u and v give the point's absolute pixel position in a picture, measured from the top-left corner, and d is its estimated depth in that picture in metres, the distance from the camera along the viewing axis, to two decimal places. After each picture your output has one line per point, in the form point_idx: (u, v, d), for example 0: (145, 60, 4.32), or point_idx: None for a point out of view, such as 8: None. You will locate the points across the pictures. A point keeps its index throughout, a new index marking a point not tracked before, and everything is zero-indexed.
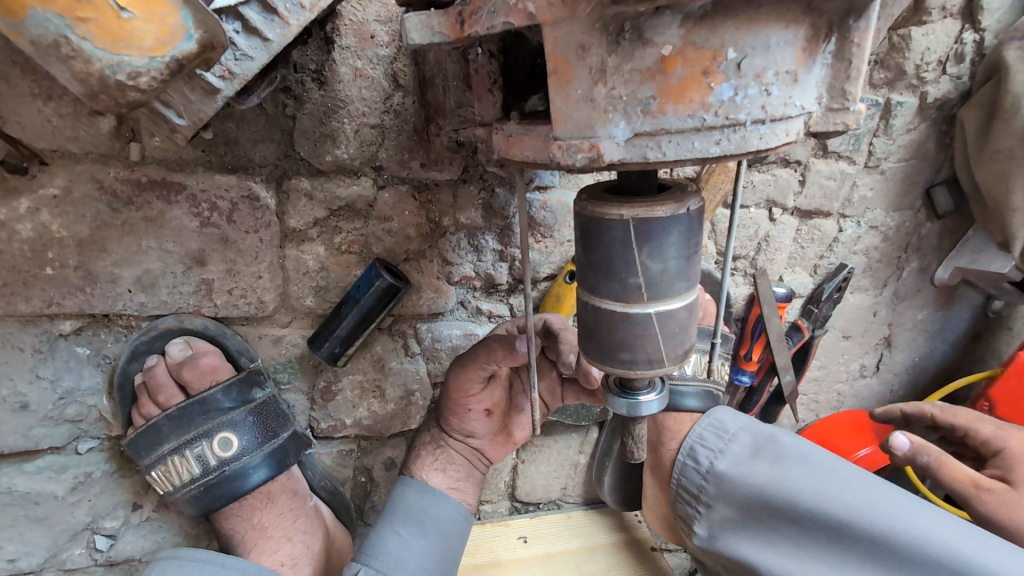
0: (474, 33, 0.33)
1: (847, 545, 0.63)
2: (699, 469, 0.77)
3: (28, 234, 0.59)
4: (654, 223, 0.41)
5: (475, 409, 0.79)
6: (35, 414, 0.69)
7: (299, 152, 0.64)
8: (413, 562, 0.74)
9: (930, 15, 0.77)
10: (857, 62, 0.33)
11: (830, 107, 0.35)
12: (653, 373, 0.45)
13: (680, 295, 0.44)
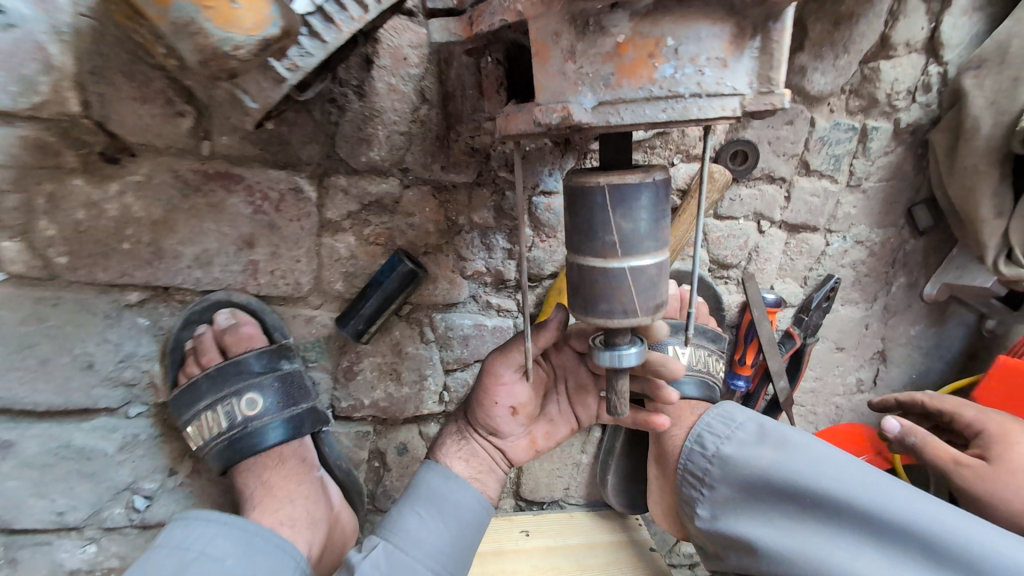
0: (480, 30, 0.44)
1: (842, 522, 0.67)
2: (705, 453, 0.80)
3: (114, 214, 0.71)
4: (626, 188, 0.50)
5: (501, 405, 0.83)
6: (99, 374, 0.80)
7: (340, 154, 0.75)
8: (429, 543, 0.79)
9: (897, 49, 0.86)
10: (777, 54, 0.42)
11: (760, 91, 0.43)
12: (629, 322, 0.53)
13: (651, 255, 0.52)
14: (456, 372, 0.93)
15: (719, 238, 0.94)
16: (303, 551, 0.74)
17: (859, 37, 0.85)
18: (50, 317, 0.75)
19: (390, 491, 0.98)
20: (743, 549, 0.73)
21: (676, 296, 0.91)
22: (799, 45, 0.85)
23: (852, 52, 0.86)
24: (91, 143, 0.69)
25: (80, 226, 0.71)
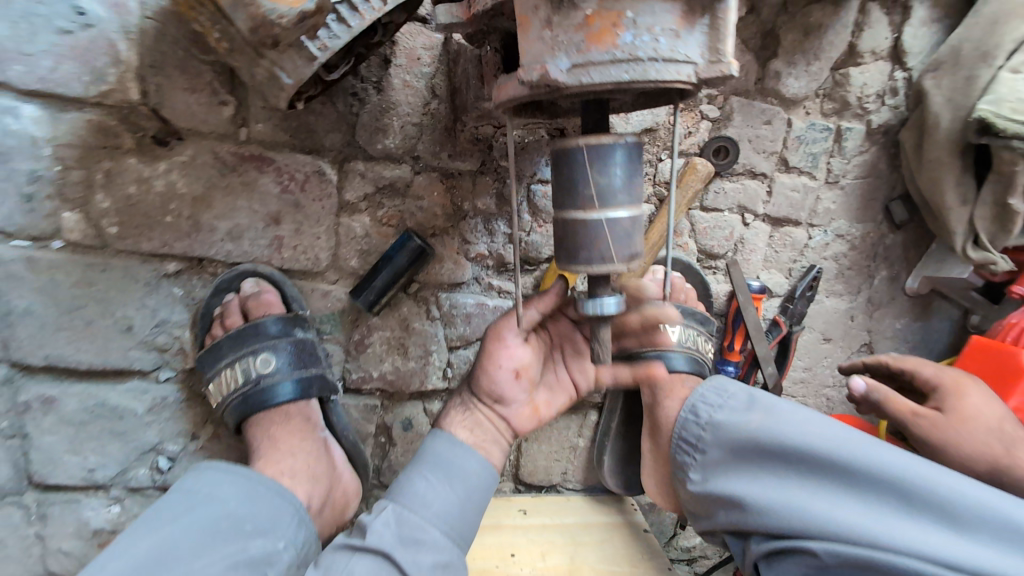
0: (476, 11, 0.53)
1: (824, 477, 0.70)
2: (698, 421, 0.84)
3: (160, 189, 0.81)
4: (601, 148, 0.58)
5: (504, 368, 0.87)
6: (135, 337, 0.88)
7: (359, 142, 0.85)
8: (439, 505, 0.81)
9: (864, 57, 0.95)
10: (723, 30, 0.51)
11: (711, 60, 0.52)
12: (606, 269, 0.60)
13: (625, 208, 0.59)
14: (459, 350, 1.00)
15: (706, 228, 1.01)
16: (303, 501, 0.79)
17: (828, 46, 0.94)
18: (97, 282, 0.84)
19: (394, 466, 1.04)
20: (728, 506, 0.77)
21: (666, 281, 0.98)
22: (774, 52, 0.94)
23: (823, 59, 0.94)
24: (146, 127, 0.79)
25: (131, 200, 0.81)
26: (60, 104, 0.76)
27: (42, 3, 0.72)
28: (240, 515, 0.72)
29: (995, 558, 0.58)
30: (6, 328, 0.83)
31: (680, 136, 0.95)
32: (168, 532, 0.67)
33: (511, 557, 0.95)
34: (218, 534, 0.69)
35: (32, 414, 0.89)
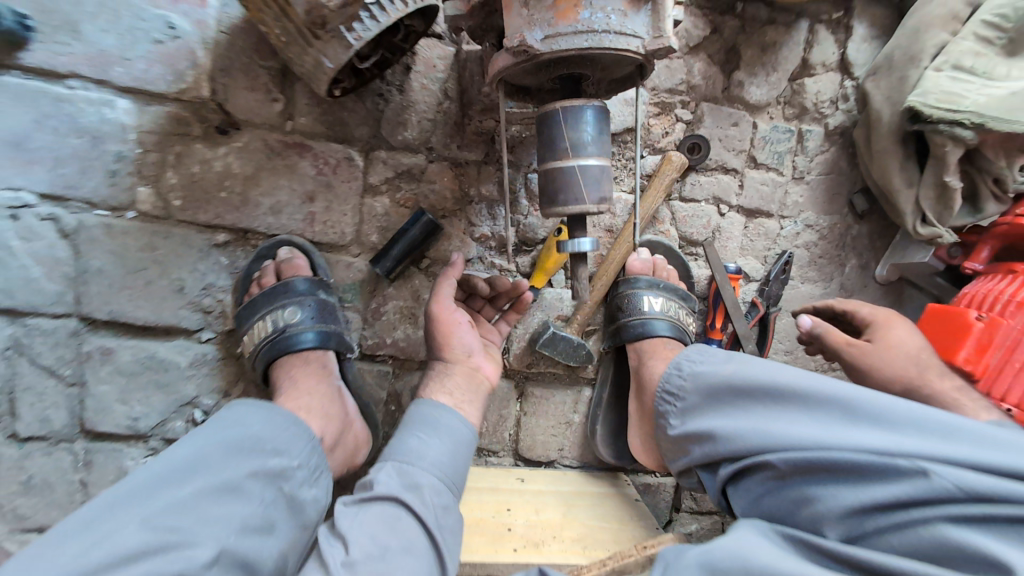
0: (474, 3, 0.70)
1: (783, 407, 0.76)
2: (680, 373, 0.93)
3: (219, 169, 0.98)
4: (573, 108, 0.73)
5: (461, 322, 1.01)
6: (185, 298, 1.02)
7: (383, 134, 1.02)
8: (433, 456, 0.87)
9: (816, 69, 1.10)
10: (663, 12, 0.66)
11: (654, 36, 0.67)
12: (580, 209, 0.73)
13: (594, 157, 0.73)
14: None
15: (685, 217, 1.14)
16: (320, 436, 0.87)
17: (784, 59, 1.09)
18: (159, 247, 0.99)
19: None
20: (700, 442, 0.84)
21: (649, 260, 1.09)
22: (737, 65, 1.09)
23: (781, 71, 1.10)
24: (211, 119, 0.97)
25: (194, 178, 0.98)
26: (146, 99, 0.95)
27: (142, 20, 0.92)
28: (260, 435, 0.79)
29: (929, 449, 0.62)
30: (80, 284, 0.99)
31: (658, 135, 1.10)
32: (196, 443, 0.75)
33: (507, 511, 1.02)
34: (239, 447, 0.76)
35: (91, 363, 1.02)
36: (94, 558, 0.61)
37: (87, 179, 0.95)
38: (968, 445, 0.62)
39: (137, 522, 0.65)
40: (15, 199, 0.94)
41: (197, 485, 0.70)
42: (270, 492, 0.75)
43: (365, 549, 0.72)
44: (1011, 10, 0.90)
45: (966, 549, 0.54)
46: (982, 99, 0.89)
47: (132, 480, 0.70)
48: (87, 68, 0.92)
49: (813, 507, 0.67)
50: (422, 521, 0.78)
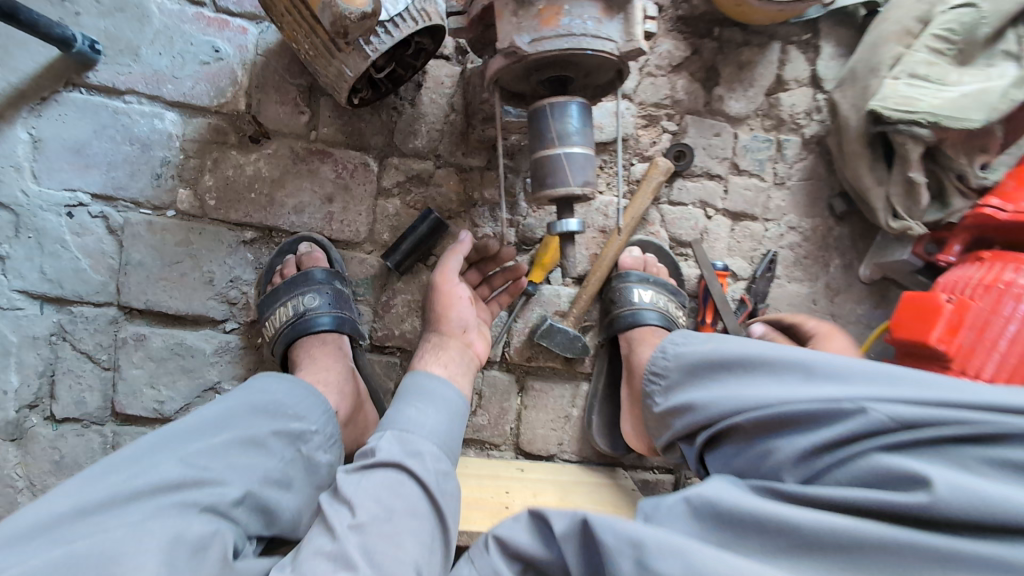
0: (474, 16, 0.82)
1: (751, 375, 0.83)
2: (663, 355, 1.01)
3: (250, 173, 1.10)
4: (558, 104, 0.84)
5: (462, 297, 1.07)
6: (214, 289, 1.13)
7: (396, 142, 1.14)
8: (430, 423, 0.88)
9: (790, 84, 1.21)
10: (633, 20, 0.79)
11: (626, 40, 0.79)
12: (567, 191, 0.84)
13: (579, 147, 0.84)
14: None
15: (673, 219, 1.22)
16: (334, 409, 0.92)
17: (760, 76, 1.20)
18: (194, 242, 1.10)
19: None
20: (681, 414, 0.92)
21: (639, 258, 1.18)
22: (716, 81, 1.20)
23: (757, 86, 1.20)
24: (245, 129, 1.10)
25: (228, 180, 1.10)
26: (191, 112, 1.08)
27: (192, 45, 1.07)
28: (282, 402, 0.82)
29: (868, 391, 0.70)
30: (121, 275, 1.09)
31: (646, 144, 1.19)
32: (225, 402, 0.78)
33: (506, 492, 1.06)
34: (265, 408, 0.80)
35: (125, 349, 1.11)
36: (137, 487, 0.65)
37: (135, 181, 1.08)
38: (900, 385, 0.70)
39: (173, 463, 0.69)
40: (72, 198, 1.07)
41: (228, 436, 0.74)
42: (289, 452, 0.79)
43: (371, 511, 0.72)
44: (958, 24, 0.99)
45: (896, 473, 0.64)
46: (936, 101, 0.97)
47: (166, 429, 0.73)
48: (143, 86, 1.06)
49: (773, 455, 0.75)
50: (425, 486, 0.78)
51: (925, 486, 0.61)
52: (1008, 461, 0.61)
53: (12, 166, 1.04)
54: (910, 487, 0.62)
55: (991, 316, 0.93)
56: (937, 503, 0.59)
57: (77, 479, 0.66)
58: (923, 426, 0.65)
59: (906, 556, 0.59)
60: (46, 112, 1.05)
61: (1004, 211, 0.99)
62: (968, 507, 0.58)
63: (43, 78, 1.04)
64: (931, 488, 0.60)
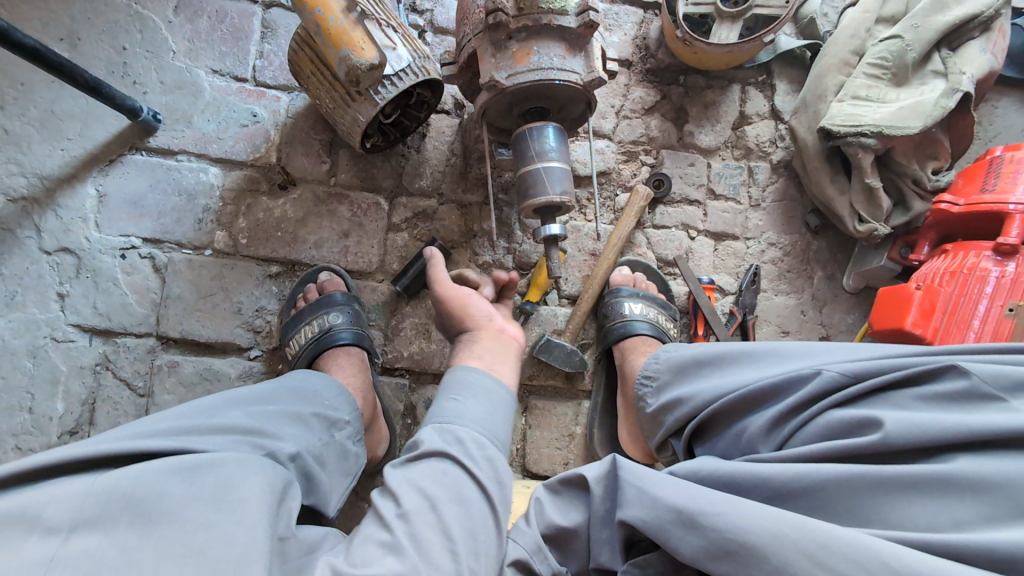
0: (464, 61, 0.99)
1: (731, 366, 0.86)
2: (654, 361, 1.02)
3: (278, 215, 1.27)
4: (536, 127, 1.00)
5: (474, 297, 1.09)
6: (241, 317, 1.25)
7: (404, 184, 1.31)
8: (468, 413, 0.85)
9: (752, 118, 1.36)
10: (592, 55, 0.95)
11: (589, 71, 0.95)
12: (549, 199, 0.97)
13: (557, 163, 0.99)
14: None
15: (658, 241, 1.32)
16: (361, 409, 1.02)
17: (724, 113, 1.35)
18: (226, 276, 1.24)
19: None
20: (673, 408, 0.91)
21: (629, 276, 1.27)
22: (686, 119, 1.35)
23: (723, 121, 1.35)
24: (275, 179, 1.28)
25: (259, 222, 1.26)
26: (230, 166, 1.27)
27: (235, 113, 1.28)
28: (311, 391, 0.95)
29: (823, 359, 0.74)
30: (162, 307, 1.22)
31: (627, 176, 1.32)
32: (276, 382, 0.93)
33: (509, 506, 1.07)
34: (305, 397, 0.93)
35: (160, 375, 1.21)
36: (223, 424, 0.76)
37: (180, 226, 1.25)
38: (851, 351, 0.75)
39: (240, 414, 0.81)
40: (125, 242, 1.23)
41: (280, 408, 0.87)
42: (326, 436, 0.90)
43: (415, 501, 0.70)
44: (888, 53, 1.13)
45: (851, 421, 0.66)
46: (878, 115, 1.10)
47: (234, 392, 0.86)
48: (193, 147, 1.27)
49: (747, 432, 0.76)
50: (470, 474, 0.75)
51: (876, 425, 0.63)
52: (945, 395, 0.63)
53: (79, 217, 1.22)
54: (865, 431, 0.64)
55: (961, 298, 0.99)
56: (888, 437, 0.61)
57: (174, 411, 0.78)
58: (871, 377, 0.68)
59: (864, 491, 0.60)
60: (113, 171, 1.24)
61: (957, 205, 1.07)
62: (918, 436, 0.60)
63: (113, 144, 1.25)
64: (882, 425, 0.62)
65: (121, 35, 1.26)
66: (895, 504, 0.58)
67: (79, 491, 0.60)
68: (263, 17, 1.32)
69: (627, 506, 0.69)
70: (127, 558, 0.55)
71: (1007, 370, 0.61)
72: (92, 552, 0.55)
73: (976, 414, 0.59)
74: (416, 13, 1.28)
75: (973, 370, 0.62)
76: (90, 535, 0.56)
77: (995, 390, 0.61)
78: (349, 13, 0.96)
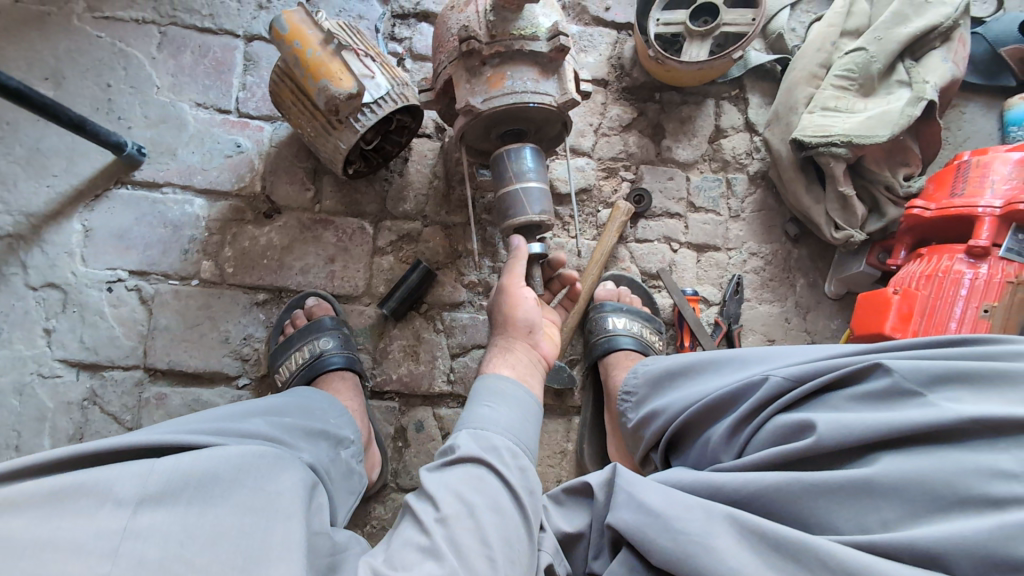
0: (439, 85, 1.02)
1: (704, 375, 0.87)
2: (634, 374, 1.03)
3: (263, 242, 1.28)
4: (514, 148, 1.02)
5: (527, 298, 1.04)
6: (229, 345, 1.25)
7: (388, 208, 1.32)
8: (503, 421, 0.85)
9: (728, 131, 1.39)
10: (566, 77, 0.98)
11: (563, 91, 0.97)
12: (529, 217, 0.99)
13: (536, 183, 1.01)
14: (459, 357, 1.29)
15: (641, 255, 1.33)
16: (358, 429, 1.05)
17: (700, 128, 1.38)
18: (213, 306, 1.25)
19: (408, 466, 1.23)
20: (648, 422, 0.92)
21: (613, 290, 1.29)
22: (663, 134, 1.38)
23: (700, 135, 1.38)
24: (261, 208, 1.29)
25: (245, 250, 1.27)
26: (215, 197, 1.29)
27: (219, 143, 1.30)
28: (318, 406, 1.01)
29: (773, 365, 0.77)
30: (149, 339, 1.22)
31: (608, 192, 1.34)
32: (290, 395, 1.02)
33: None
34: (311, 412, 0.98)
35: (148, 408, 1.20)
36: (251, 429, 0.83)
37: (166, 257, 1.25)
38: (799, 354, 0.77)
39: (262, 422, 0.88)
40: (112, 275, 1.24)
41: (293, 419, 0.93)
42: (334, 453, 0.94)
43: (453, 505, 0.71)
44: (854, 64, 1.16)
45: (790, 426, 0.68)
46: (847, 125, 1.13)
47: (255, 403, 0.94)
48: (178, 179, 1.28)
49: (710, 442, 0.78)
50: (507, 484, 0.75)
51: (809, 428, 0.66)
52: (875, 394, 0.66)
53: (66, 252, 1.23)
54: (803, 435, 0.66)
55: (937, 300, 1.01)
56: (821, 438, 0.63)
57: (209, 416, 0.85)
58: (811, 381, 0.71)
59: (799, 496, 0.62)
60: (99, 205, 1.26)
61: (928, 210, 1.09)
62: (847, 436, 0.62)
63: (98, 178, 1.26)
64: (815, 427, 0.65)
65: (106, 73, 1.28)
66: (831, 507, 0.60)
67: (142, 468, 0.64)
68: (245, 50, 1.35)
69: (617, 509, 0.71)
70: (188, 534, 0.59)
71: (925, 364, 0.64)
72: (158, 527, 0.59)
73: (895, 411, 0.62)
74: (395, 41, 1.31)
75: (895, 368, 0.65)
76: (155, 510, 0.61)
77: (915, 385, 0.64)
78: (327, 45, 1.00)
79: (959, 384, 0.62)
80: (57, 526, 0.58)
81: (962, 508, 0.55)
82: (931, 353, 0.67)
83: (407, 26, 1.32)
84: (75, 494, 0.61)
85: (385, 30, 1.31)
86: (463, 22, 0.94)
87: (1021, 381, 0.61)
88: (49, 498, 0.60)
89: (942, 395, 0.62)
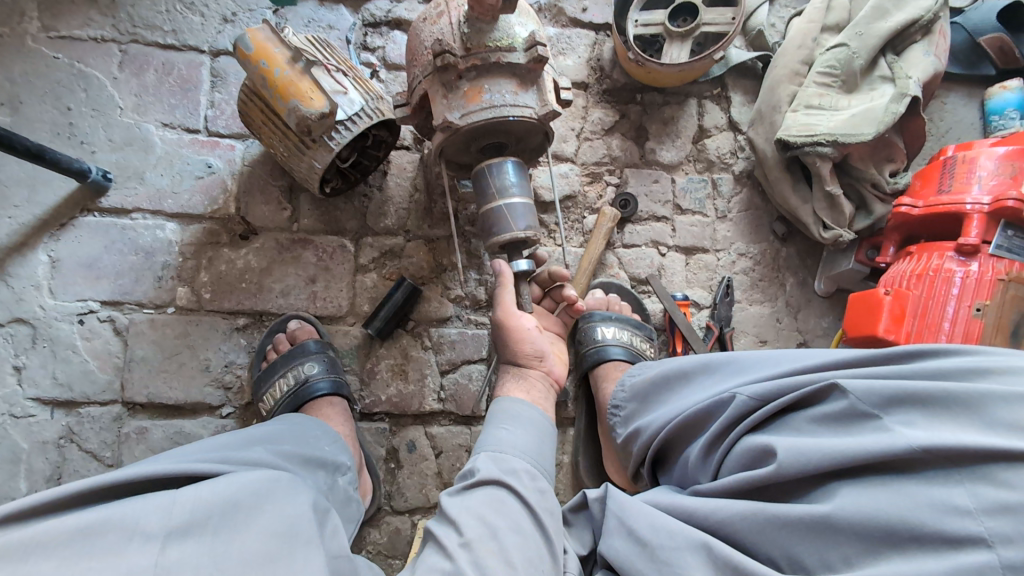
0: (412, 99, 0.98)
1: (687, 388, 0.86)
2: (621, 387, 1.00)
3: (240, 266, 1.23)
4: (496, 163, 0.99)
5: (530, 326, 1.02)
6: (210, 374, 1.20)
7: (369, 224, 1.29)
8: (521, 443, 0.83)
9: (712, 131, 1.37)
10: (545, 86, 0.95)
11: (543, 101, 0.94)
12: (514, 235, 0.96)
13: (520, 198, 0.98)
14: (449, 374, 1.26)
15: (630, 260, 1.31)
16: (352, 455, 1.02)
17: (684, 128, 1.36)
18: (191, 333, 1.20)
19: (401, 488, 1.20)
20: (634, 439, 0.90)
21: (601, 299, 1.25)
22: (647, 137, 1.35)
23: (683, 136, 1.36)
24: (236, 230, 1.25)
25: (222, 274, 1.23)
26: (189, 220, 1.24)
27: (189, 165, 1.25)
28: (310, 430, 0.98)
29: (742, 381, 0.75)
30: (125, 371, 1.18)
31: (594, 198, 1.32)
32: (288, 421, 0.99)
33: None
34: (303, 439, 0.95)
35: (128, 444, 1.16)
36: (256, 457, 0.81)
37: (139, 285, 1.21)
38: (770, 366, 0.75)
39: (264, 450, 0.85)
40: (83, 307, 1.19)
41: (291, 446, 0.90)
42: (330, 482, 0.92)
43: (476, 528, 0.69)
44: (835, 61, 1.15)
45: (754, 451, 0.67)
46: (831, 124, 1.11)
47: (253, 430, 0.91)
48: (147, 204, 1.23)
49: (688, 462, 0.77)
50: (527, 505, 0.73)
51: (771, 455, 0.65)
52: (832, 417, 0.64)
53: (32, 285, 1.18)
54: (766, 460, 0.66)
55: (929, 301, 1.00)
56: (781, 467, 0.63)
57: (202, 448, 0.81)
58: (776, 400, 0.69)
59: (768, 527, 0.61)
60: (65, 235, 1.20)
61: (916, 207, 1.08)
62: (805, 464, 0.61)
63: (63, 207, 1.21)
64: (775, 454, 0.64)
65: (65, 95, 1.22)
66: (795, 540, 0.59)
67: (165, 499, 0.62)
68: (211, 66, 1.29)
69: (609, 536, 0.72)
70: (217, 566, 0.57)
71: (880, 384, 0.62)
72: (188, 561, 0.57)
73: (851, 438, 0.61)
74: (368, 51, 1.27)
75: (850, 389, 0.64)
76: (183, 544, 0.59)
77: (871, 407, 0.62)
78: (294, 63, 0.96)
79: (911, 406, 0.60)
80: (87, 566, 0.55)
81: (920, 546, 0.53)
82: (884, 372, 0.65)
83: (379, 35, 1.28)
84: (103, 531, 0.59)
85: (356, 40, 1.27)
86: (436, 35, 0.91)
87: (981, 408, 0.57)
88: (76, 535, 0.58)
89: (898, 419, 0.60)
